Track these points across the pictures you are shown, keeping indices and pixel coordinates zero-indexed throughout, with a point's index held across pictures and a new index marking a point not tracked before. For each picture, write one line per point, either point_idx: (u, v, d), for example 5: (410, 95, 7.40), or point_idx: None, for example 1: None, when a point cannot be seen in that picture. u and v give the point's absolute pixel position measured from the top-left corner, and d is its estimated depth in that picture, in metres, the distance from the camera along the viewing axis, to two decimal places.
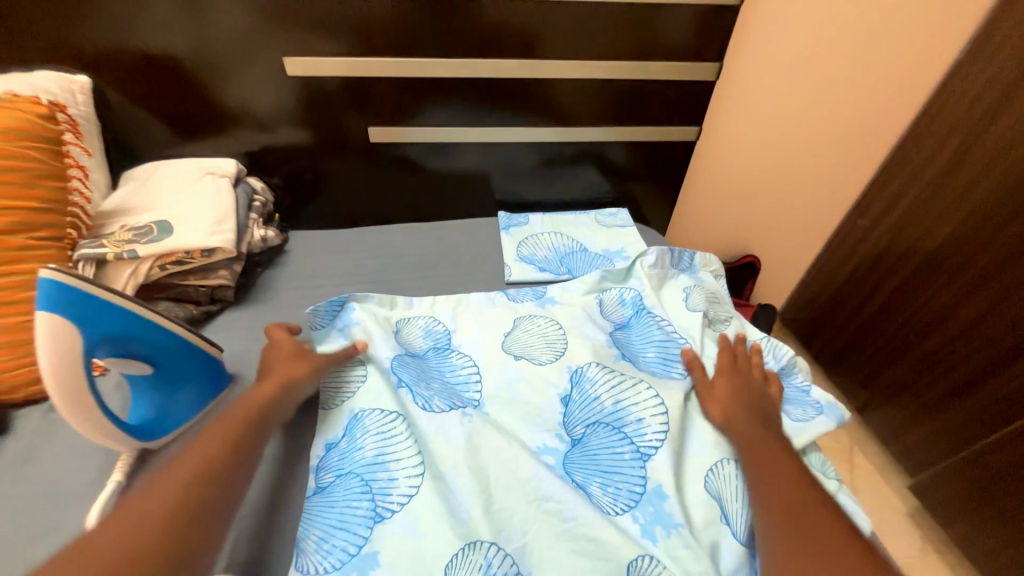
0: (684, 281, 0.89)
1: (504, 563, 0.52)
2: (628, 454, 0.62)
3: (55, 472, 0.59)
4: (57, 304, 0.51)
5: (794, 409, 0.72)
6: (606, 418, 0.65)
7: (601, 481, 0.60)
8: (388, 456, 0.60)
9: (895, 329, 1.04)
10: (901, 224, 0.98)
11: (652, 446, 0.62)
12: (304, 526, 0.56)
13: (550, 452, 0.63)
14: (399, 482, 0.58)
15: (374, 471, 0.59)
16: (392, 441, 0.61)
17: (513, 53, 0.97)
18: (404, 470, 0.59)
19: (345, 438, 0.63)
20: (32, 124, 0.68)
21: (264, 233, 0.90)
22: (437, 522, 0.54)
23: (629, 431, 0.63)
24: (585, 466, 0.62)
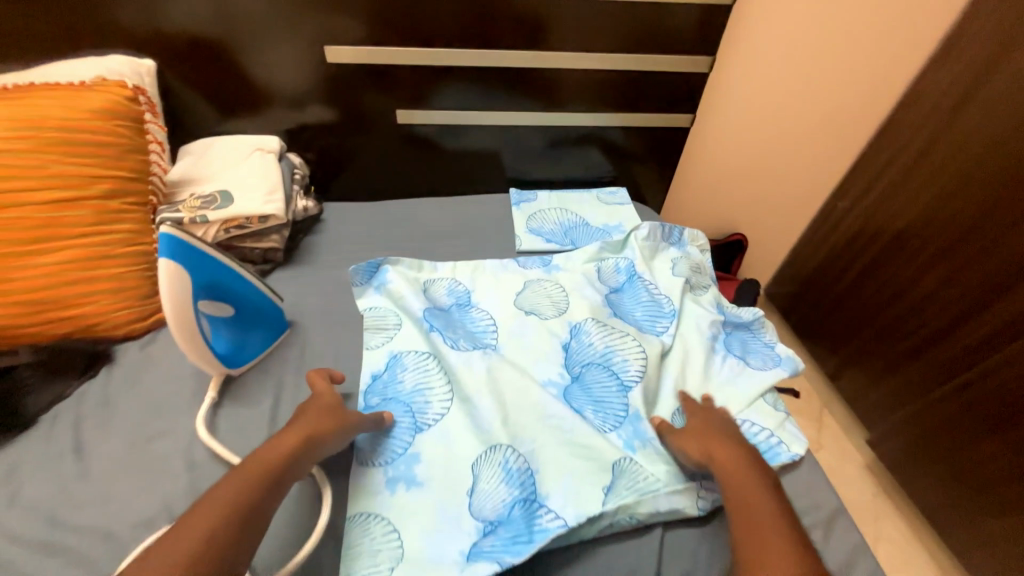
0: (672, 253, 1.02)
1: (518, 459, 0.68)
2: (614, 387, 0.76)
3: (157, 392, 0.73)
4: (175, 253, 0.64)
5: (757, 360, 0.86)
6: (599, 360, 0.80)
7: (594, 408, 0.75)
8: (425, 385, 0.75)
9: (862, 300, 1.18)
10: (873, 208, 1.11)
11: (633, 380, 0.77)
12: (360, 433, 0.71)
13: (553, 384, 0.78)
14: (433, 404, 0.73)
15: (414, 396, 0.74)
16: (427, 375, 0.76)
17: (526, 45, 1.08)
18: (437, 395, 0.74)
19: (387, 371, 0.77)
20: (121, 105, 0.80)
21: (305, 204, 1.03)
22: (465, 433, 0.70)
23: (615, 369, 0.78)
24: (581, 396, 0.76)
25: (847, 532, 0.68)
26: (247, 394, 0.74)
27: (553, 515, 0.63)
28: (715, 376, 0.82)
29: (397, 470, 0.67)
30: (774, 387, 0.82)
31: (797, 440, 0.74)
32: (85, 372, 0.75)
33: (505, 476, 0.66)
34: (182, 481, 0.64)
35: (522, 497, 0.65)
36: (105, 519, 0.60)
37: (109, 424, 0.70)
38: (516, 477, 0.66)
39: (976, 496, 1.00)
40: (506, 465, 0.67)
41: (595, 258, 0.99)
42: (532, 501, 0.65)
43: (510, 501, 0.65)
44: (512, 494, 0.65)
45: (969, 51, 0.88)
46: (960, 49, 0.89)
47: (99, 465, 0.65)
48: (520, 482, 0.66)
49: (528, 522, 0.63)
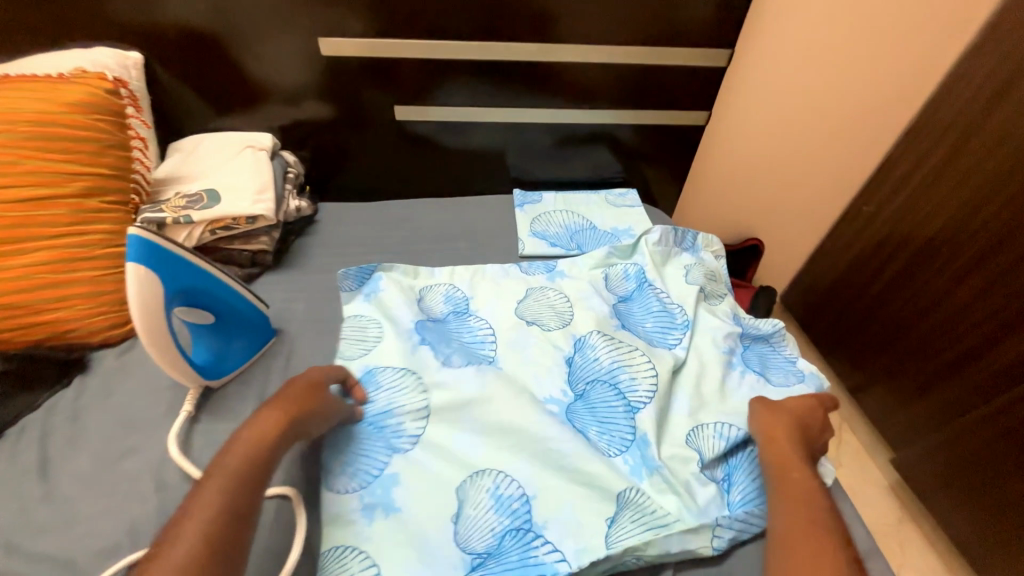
0: (686, 259, 0.95)
1: (509, 485, 0.63)
2: (621, 408, 0.70)
3: (132, 405, 0.69)
4: (147, 257, 0.59)
5: (779, 376, 0.79)
6: (604, 377, 0.73)
7: (598, 429, 0.69)
8: (396, 407, 0.69)
9: (889, 311, 1.10)
10: (902, 212, 1.03)
11: (641, 401, 0.70)
12: (329, 454, 0.65)
13: (554, 403, 0.72)
14: (407, 425, 0.68)
15: (384, 415, 0.69)
16: (401, 391, 0.71)
17: (532, 38, 1.02)
18: (411, 415, 0.69)
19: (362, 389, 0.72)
20: (100, 98, 0.75)
21: (298, 204, 0.98)
22: (449, 456, 0.65)
23: (622, 387, 0.72)
24: (583, 417, 0.70)
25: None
26: (226, 407, 0.69)
27: (551, 547, 0.58)
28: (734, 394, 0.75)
29: (373, 495, 0.62)
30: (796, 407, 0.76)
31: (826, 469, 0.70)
32: (57, 382, 0.71)
33: (494, 504, 0.61)
34: (150, 504, 0.59)
35: (513, 527, 0.59)
36: (66, 546, 0.56)
37: (79, 440, 0.65)
38: (506, 505, 0.61)
39: (1015, 528, 0.92)
40: (496, 491, 0.62)
41: (602, 264, 0.93)
42: (526, 530, 0.59)
43: (500, 531, 0.59)
44: (502, 523, 0.60)
45: (1009, 41, 0.80)
46: (1001, 38, 0.81)
47: (64, 484, 0.61)
48: (511, 510, 0.61)
49: (523, 553, 0.57)
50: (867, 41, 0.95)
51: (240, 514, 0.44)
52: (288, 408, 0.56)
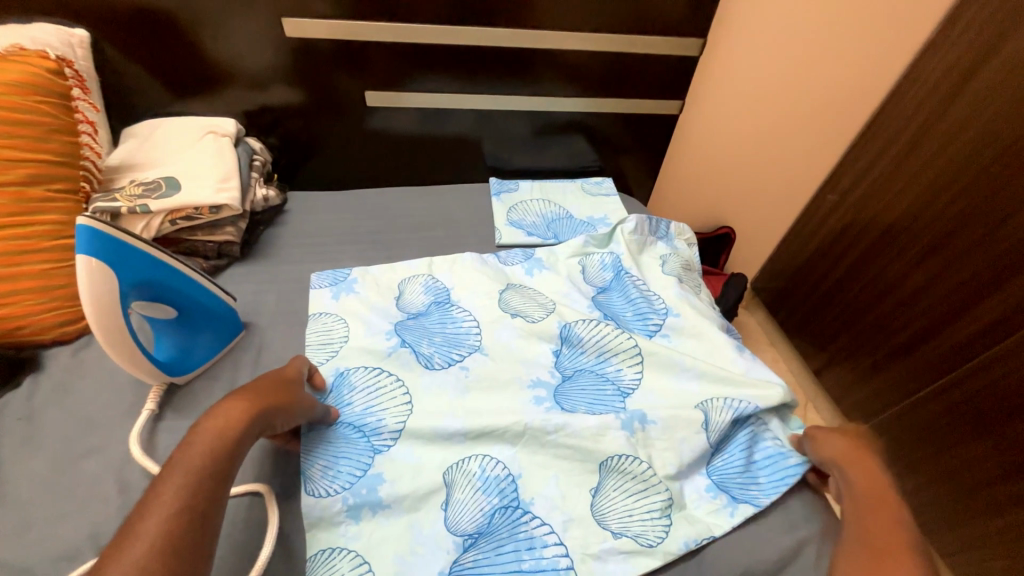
0: (662, 249, 0.96)
1: (496, 467, 0.63)
2: (610, 391, 0.72)
3: (90, 405, 0.65)
4: (96, 248, 0.56)
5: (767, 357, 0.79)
6: (591, 367, 0.75)
7: (588, 408, 0.70)
8: (373, 407, 0.69)
9: (851, 296, 1.15)
10: (864, 199, 1.07)
11: (630, 387, 0.72)
12: (308, 459, 0.63)
13: (542, 386, 0.72)
14: (386, 421, 0.67)
15: (363, 418, 0.67)
16: (377, 394, 0.70)
17: (507, 23, 1.00)
18: (390, 412, 0.68)
19: (333, 394, 0.70)
20: (44, 79, 0.70)
21: (266, 193, 0.93)
22: (430, 448, 0.65)
23: (610, 376, 0.73)
24: (573, 397, 0.71)
25: None
26: (193, 403, 0.67)
27: (540, 521, 0.59)
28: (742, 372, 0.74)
29: (358, 496, 0.61)
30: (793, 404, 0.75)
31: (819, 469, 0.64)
32: (6, 383, 0.66)
33: (482, 485, 0.62)
34: (115, 506, 0.57)
35: (502, 505, 0.60)
36: (19, 554, 0.53)
37: (32, 442, 0.61)
38: (494, 485, 0.62)
39: (963, 494, 0.98)
40: (483, 474, 0.63)
41: (582, 254, 0.94)
42: (514, 508, 0.60)
43: (489, 510, 0.60)
44: (491, 503, 0.60)
45: (964, 37, 0.83)
46: (957, 33, 0.84)
47: (17, 490, 0.58)
48: (499, 489, 0.62)
49: (513, 530, 0.59)
50: (834, 34, 0.98)
51: (212, 513, 0.43)
52: (266, 404, 0.54)
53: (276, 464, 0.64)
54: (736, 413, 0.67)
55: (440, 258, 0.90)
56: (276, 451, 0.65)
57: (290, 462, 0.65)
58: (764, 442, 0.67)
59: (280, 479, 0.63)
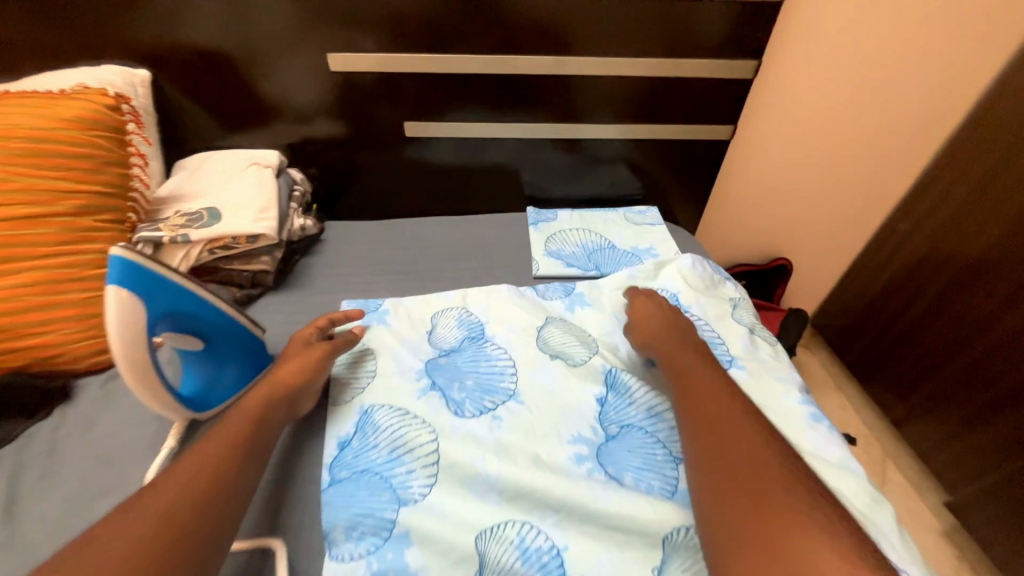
0: (731, 293, 0.89)
1: (538, 537, 0.55)
2: (661, 456, 0.63)
3: (112, 439, 0.63)
4: (126, 278, 0.54)
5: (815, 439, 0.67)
6: (640, 422, 0.66)
7: (635, 475, 0.61)
8: (401, 454, 0.62)
9: (935, 337, 1.01)
10: (943, 228, 0.96)
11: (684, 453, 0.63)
12: (329, 519, 0.57)
13: (584, 442, 0.64)
14: (417, 474, 0.61)
15: (391, 467, 0.61)
16: (403, 436, 0.64)
17: (545, 51, 0.98)
18: (420, 462, 0.62)
19: (357, 436, 0.65)
20: (101, 114, 0.73)
21: (303, 223, 0.93)
22: (462, 505, 0.58)
23: (662, 436, 0.65)
24: (619, 460, 0.63)
25: None
26: None
27: None
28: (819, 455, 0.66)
29: (383, 561, 0.54)
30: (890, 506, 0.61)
31: None
32: (37, 412, 0.65)
33: (521, 556, 0.54)
34: None
35: None
36: None
37: (51, 478, 0.59)
38: (535, 558, 0.54)
39: None
40: (522, 543, 0.55)
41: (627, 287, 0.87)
42: None
43: None
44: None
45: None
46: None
47: (29, 530, 0.55)
48: (541, 564, 0.53)
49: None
50: (902, 48, 0.90)
51: None
52: None
53: (294, 517, 0.59)
54: None
55: (475, 290, 0.85)
56: (293, 501, 0.60)
57: (307, 516, 0.59)
58: None
59: (298, 532, 0.58)
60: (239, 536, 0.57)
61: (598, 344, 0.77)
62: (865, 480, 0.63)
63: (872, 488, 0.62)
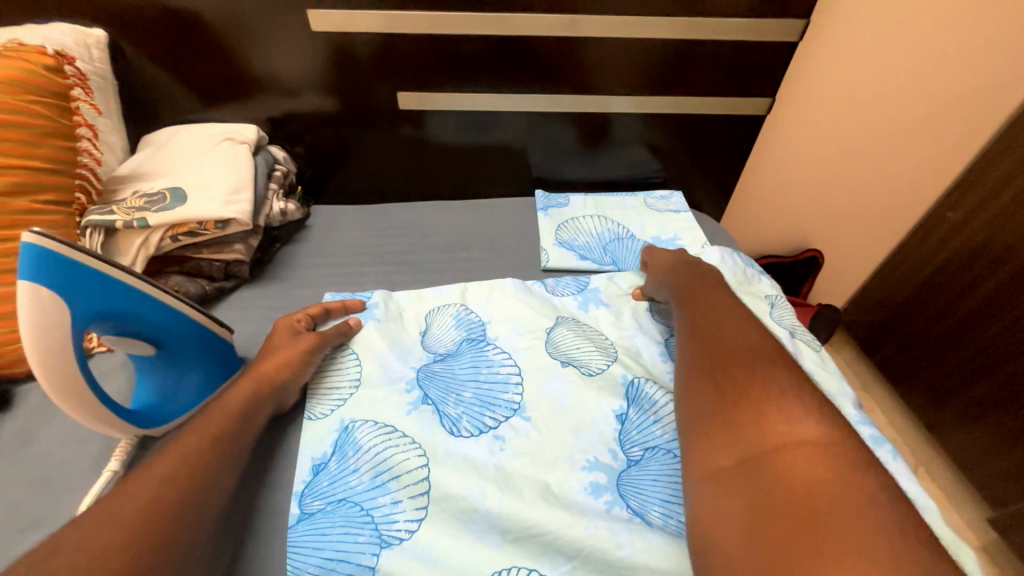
0: (767, 290, 0.79)
1: None
2: None
3: (50, 457, 0.54)
4: (44, 272, 0.45)
5: None
6: (667, 445, 0.57)
7: (662, 511, 0.52)
8: (387, 481, 0.54)
9: (990, 340, 0.89)
10: (1004, 217, 0.82)
11: None
12: (295, 562, 0.48)
13: (601, 470, 0.55)
14: (404, 507, 0.52)
15: (374, 497, 0.52)
16: (389, 460, 0.55)
17: (557, 9, 0.85)
18: (408, 492, 0.53)
19: (335, 458, 0.56)
20: (37, 76, 0.62)
21: (284, 206, 0.83)
22: (456, 549, 0.49)
23: None
24: (642, 490, 0.54)
25: None
26: None
27: None
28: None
29: None
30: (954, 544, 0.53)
31: None
32: None
33: None
34: None
35: None
36: None
37: None
38: None
39: None
40: None
41: None
42: None
43: None
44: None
45: None
46: None
47: None
48: None
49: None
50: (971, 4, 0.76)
51: None
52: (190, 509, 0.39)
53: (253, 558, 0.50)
54: None
55: (474, 286, 0.75)
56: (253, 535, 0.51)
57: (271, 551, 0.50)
58: None
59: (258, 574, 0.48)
60: None
61: (615, 350, 0.67)
62: (928, 509, 0.56)
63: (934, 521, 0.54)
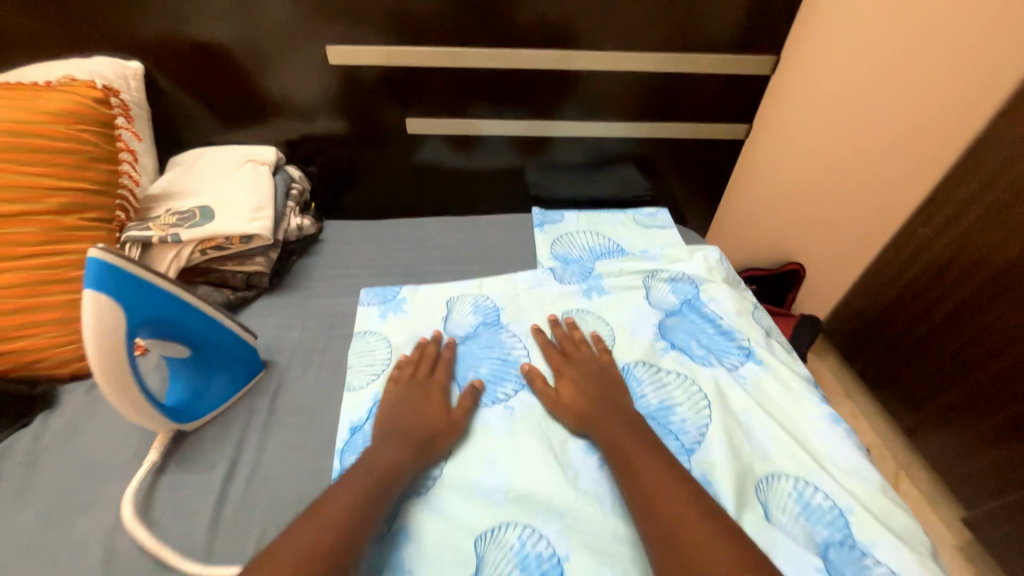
0: (751, 299, 0.85)
1: (538, 543, 0.55)
2: (672, 448, 0.62)
3: (93, 450, 0.60)
4: (105, 284, 0.51)
5: (828, 440, 0.64)
6: (652, 413, 0.66)
7: None
8: None
9: (959, 347, 0.96)
10: (973, 233, 0.90)
11: (696, 442, 0.63)
12: None
13: None
14: None
15: None
16: None
17: (552, 45, 0.93)
18: None
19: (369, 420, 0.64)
20: (88, 107, 0.69)
21: (300, 222, 0.90)
22: (465, 501, 0.58)
23: (672, 428, 0.65)
24: None
25: None
26: (199, 455, 0.60)
27: None
28: (829, 458, 0.63)
29: (381, 556, 0.54)
30: (903, 512, 0.58)
31: None
32: (15, 421, 0.62)
33: (519, 562, 0.53)
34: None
35: None
36: None
37: (26, 493, 0.56)
38: (533, 565, 0.53)
39: None
40: (522, 549, 0.54)
41: (646, 273, 0.87)
42: None
43: None
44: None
45: None
46: None
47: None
48: (539, 572, 0.53)
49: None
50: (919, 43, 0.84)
51: None
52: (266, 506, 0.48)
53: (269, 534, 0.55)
54: (805, 509, 0.57)
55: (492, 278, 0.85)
56: None
57: None
58: (872, 566, 0.52)
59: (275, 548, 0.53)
60: (217, 552, 0.53)
61: (613, 336, 0.77)
62: (880, 486, 0.60)
63: (888, 493, 0.59)
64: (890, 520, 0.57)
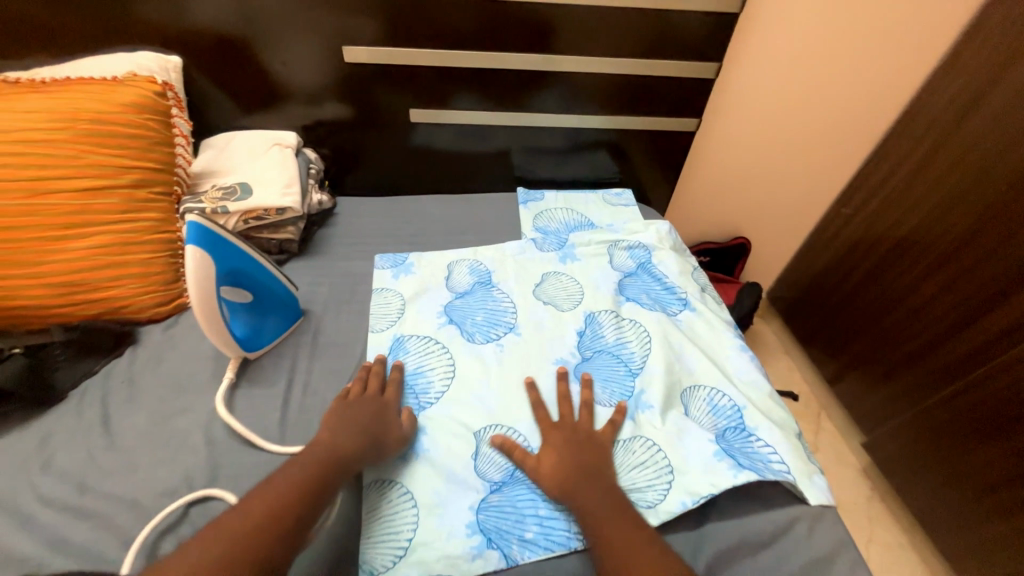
0: (692, 262, 1.07)
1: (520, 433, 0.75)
2: (621, 371, 0.83)
3: (178, 372, 0.78)
4: (200, 241, 0.68)
5: (736, 363, 0.87)
6: (608, 347, 0.87)
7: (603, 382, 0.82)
8: (424, 370, 0.82)
9: (865, 303, 1.20)
10: (880, 211, 1.14)
11: (639, 365, 0.84)
12: None
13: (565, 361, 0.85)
14: (434, 384, 0.81)
15: (415, 378, 0.81)
16: (426, 357, 0.84)
17: (534, 48, 1.09)
18: (438, 377, 0.82)
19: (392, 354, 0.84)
20: (150, 99, 0.84)
21: (320, 198, 1.06)
22: (466, 407, 0.78)
23: (622, 356, 0.86)
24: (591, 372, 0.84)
25: (822, 487, 0.70)
26: (261, 376, 0.78)
27: None
28: (735, 374, 0.85)
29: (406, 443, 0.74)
30: (781, 410, 0.81)
31: (819, 491, 0.69)
32: (113, 351, 0.79)
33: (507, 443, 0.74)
34: (203, 453, 0.68)
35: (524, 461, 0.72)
36: (130, 488, 0.64)
37: (134, 401, 0.74)
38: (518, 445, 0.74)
39: (967, 501, 1.01)
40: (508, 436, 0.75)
41: (609, 242, 1.07)
42: None
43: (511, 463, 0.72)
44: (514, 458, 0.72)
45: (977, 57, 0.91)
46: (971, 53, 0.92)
47: (125, 437, 0.70)
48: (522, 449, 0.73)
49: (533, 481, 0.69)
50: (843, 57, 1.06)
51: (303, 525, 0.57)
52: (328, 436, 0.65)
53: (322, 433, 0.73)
54: (712, 407, 0.79)
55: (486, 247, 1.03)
56: None
57: None
58: (754, 440, 0.74)
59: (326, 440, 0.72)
60: (286, 439, 0.71)
61: (581, 291, 0.97)
62: (769, 392, 0.82)
63: (773, 396, 0.82)
64: (772, 413, 0.80)
